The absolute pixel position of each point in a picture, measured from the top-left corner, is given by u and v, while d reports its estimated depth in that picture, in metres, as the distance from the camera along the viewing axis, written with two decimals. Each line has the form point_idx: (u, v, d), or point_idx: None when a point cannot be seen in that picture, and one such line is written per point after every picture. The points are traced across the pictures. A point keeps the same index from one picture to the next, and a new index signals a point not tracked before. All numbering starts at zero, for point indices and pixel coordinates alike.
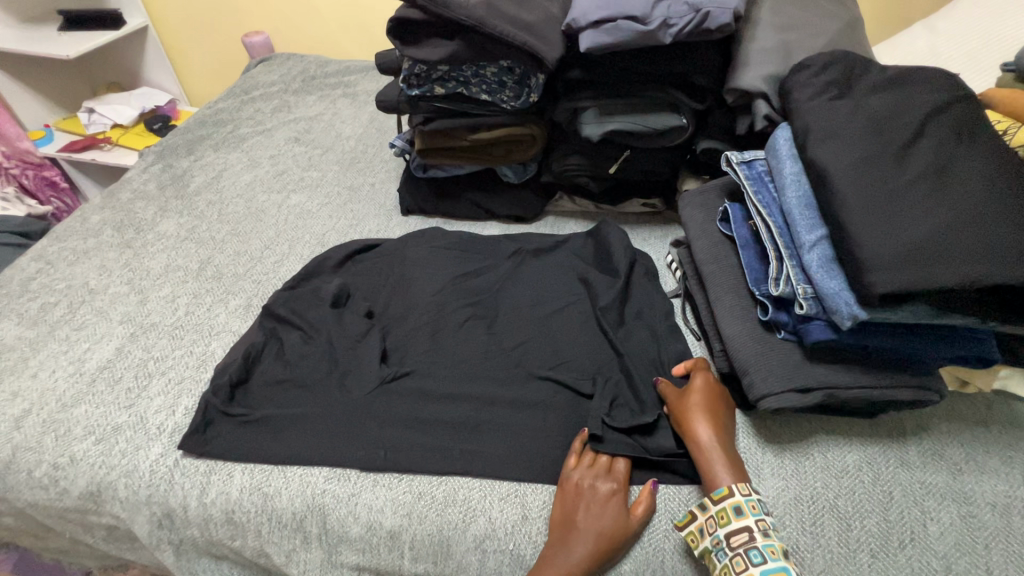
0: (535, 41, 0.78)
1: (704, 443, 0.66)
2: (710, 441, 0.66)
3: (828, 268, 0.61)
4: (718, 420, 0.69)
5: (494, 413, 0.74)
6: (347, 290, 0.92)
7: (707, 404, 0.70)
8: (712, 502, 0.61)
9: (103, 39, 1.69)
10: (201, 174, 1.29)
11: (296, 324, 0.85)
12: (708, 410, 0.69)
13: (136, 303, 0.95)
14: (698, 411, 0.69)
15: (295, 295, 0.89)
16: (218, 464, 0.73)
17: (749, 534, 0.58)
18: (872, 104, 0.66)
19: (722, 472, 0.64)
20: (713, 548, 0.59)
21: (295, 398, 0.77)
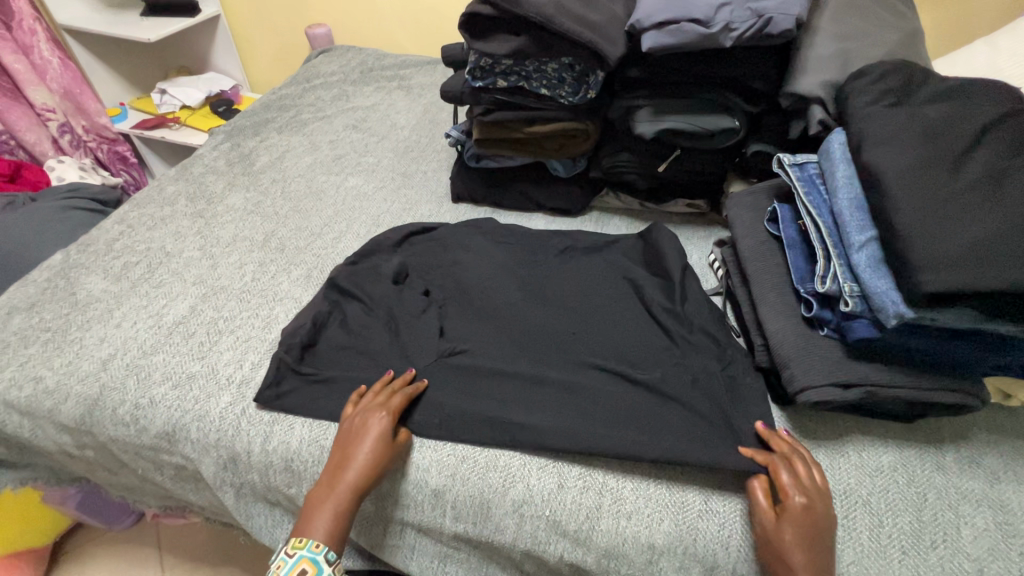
0: (599, 39, 0.82)
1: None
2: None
3: (876, 268, 0.64)
4: (818, 551, 0.59)
5: (537, 390, 0.78)
6: (406, 270, 0.98)
7: (804, 533, 0.60)
8: None
9: (179, 25, 1.81)
10: (266, 154, 1.37)
11: (358, 296, 0.91)
12: (810, 540, 0.59)
13: (207, 267, 1.03)
14: (781, 541, 0.60)
15: (358, 270, 0.95)
16: (282, 416, 0.79)
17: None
18: (930, 113, 0.68)
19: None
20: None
21: (354, 362, 0.82)
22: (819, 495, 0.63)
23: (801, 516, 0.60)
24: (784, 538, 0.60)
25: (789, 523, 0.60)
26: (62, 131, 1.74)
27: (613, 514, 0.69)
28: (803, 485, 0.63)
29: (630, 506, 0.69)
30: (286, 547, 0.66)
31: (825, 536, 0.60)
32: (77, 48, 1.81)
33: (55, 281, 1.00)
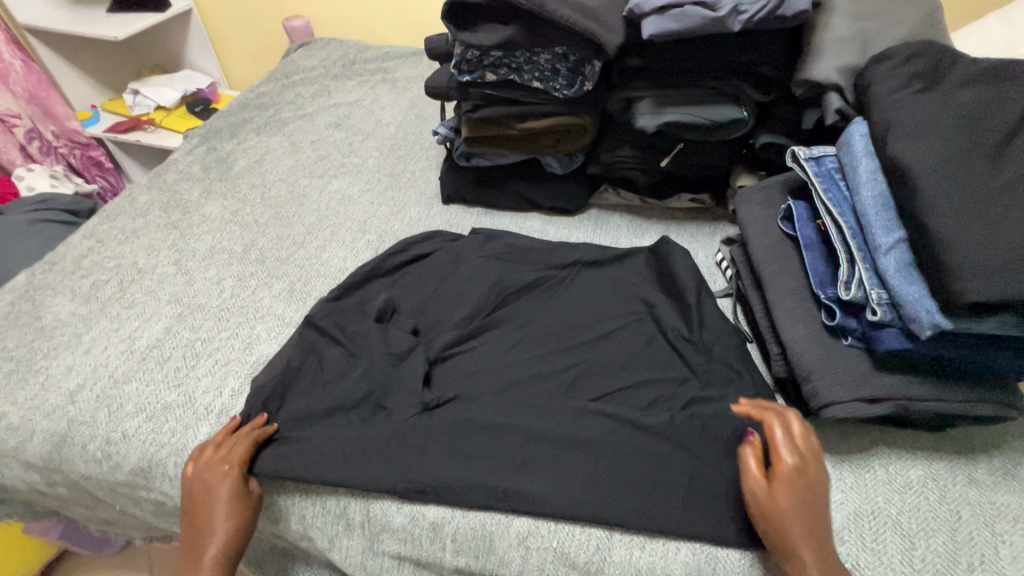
0: (596, 26, 0.75)
1: (803, 562, 0.56)
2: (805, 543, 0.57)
3: (907, 272, 0.58)
4: (813, 515, 0.59)
5: (535, 416, 0.73)
6: (395, 304, 0.89)
7: (805, 502, 0.59)
8: None
9: (148, 21, 1.71)
10: (245, 157, 1.30)
11: (337, 338, 0.83)
12: (810, 516, 0.59)
13: (183, 283, 0.96)
14: (775, 508, 0.59)
15: (338, 311, 0.86)
16: None
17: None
18: (961, 100, 0.62)
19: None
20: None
21: (333, 404, 0.75)
22: (809, 458, 0.63)
23: (796, 481, 0.60)
24: (784, 512, 0.58)
25: (783, 486, 0.60)
26: (30, 137, 1.65)
27: (626, 545, 0.65)
28: (797, 446, 0.64)
29: (643, 537, 0.65)
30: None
31: (821, 509, 0.60)
32: (41, 49, 1.72)
33: (18, 305, 0.93)
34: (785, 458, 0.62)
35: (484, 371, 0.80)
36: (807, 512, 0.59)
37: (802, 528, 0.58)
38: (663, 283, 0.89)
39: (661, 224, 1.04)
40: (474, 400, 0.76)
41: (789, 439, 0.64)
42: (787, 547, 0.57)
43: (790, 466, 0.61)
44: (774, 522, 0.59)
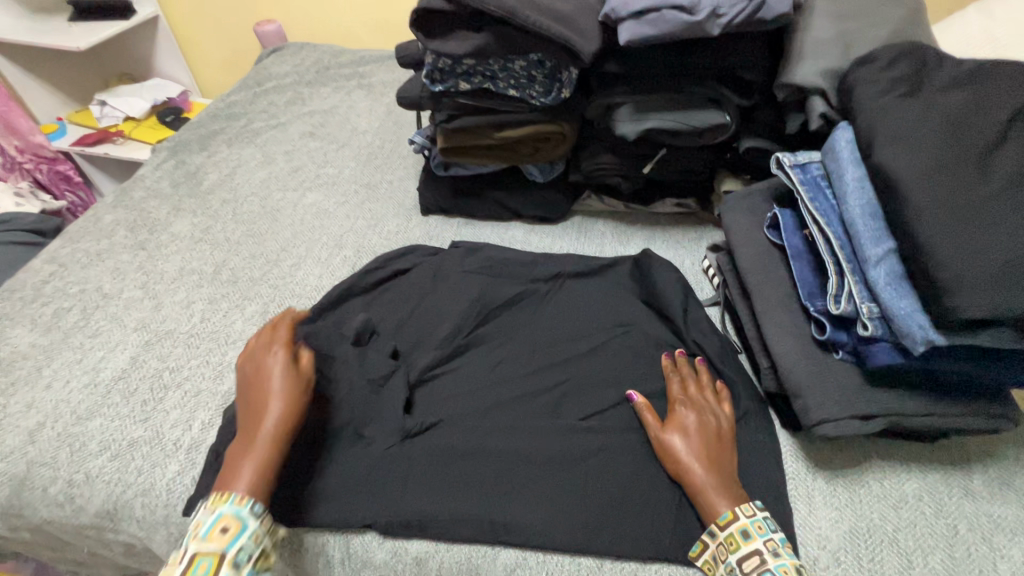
0: (570, 32, 0.72)
1: (698, 478, 0.63)
2: (701, 469, 0.63)
3: (897, 285, 0.56)
4: (706, 444, 0.65)
5: (521, 441, 0.71)
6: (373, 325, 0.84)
7: (693, 427, 0.67)
8: (720, 527, 0.59)
9: (112, 29, 1.65)
10: (215, 170, 1.25)
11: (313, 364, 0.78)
12: (697, 436, 0.66)
13: (150, 309, 0.92)
14: (669, 444, 0.66)
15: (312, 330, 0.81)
16: None
17: (740, 533, 0.58)
18: (948, 104, 0.60)
19: (719, 495, 0.61)
20: (740, 534, 0.58)
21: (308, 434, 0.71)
22: (703, 399, 0.71)
23: (686, 419, 0.68)
24: (675, 441, 0.66)
25: (675, 426, 0.67)
26: None
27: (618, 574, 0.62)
28: (691, 389, 0.72)
29: (635, 563, 0.63)
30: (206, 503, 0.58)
31: (711, 429, 0.67)
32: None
33: None
34: (675, 400, 0.70)
35: (467, 393, 0.77)
36: (703, 444, 0.65)
37: (696, 457, 0.64)
38: (650, 292, 0.86)
39: (646, 231, 1.01)
40: (457, 425, 0.73)
41: (677, 386, 0.72)
42: (683, 470, 0.64)
43: (679, 406, 0.70)
44: (672, 459, 0.65)
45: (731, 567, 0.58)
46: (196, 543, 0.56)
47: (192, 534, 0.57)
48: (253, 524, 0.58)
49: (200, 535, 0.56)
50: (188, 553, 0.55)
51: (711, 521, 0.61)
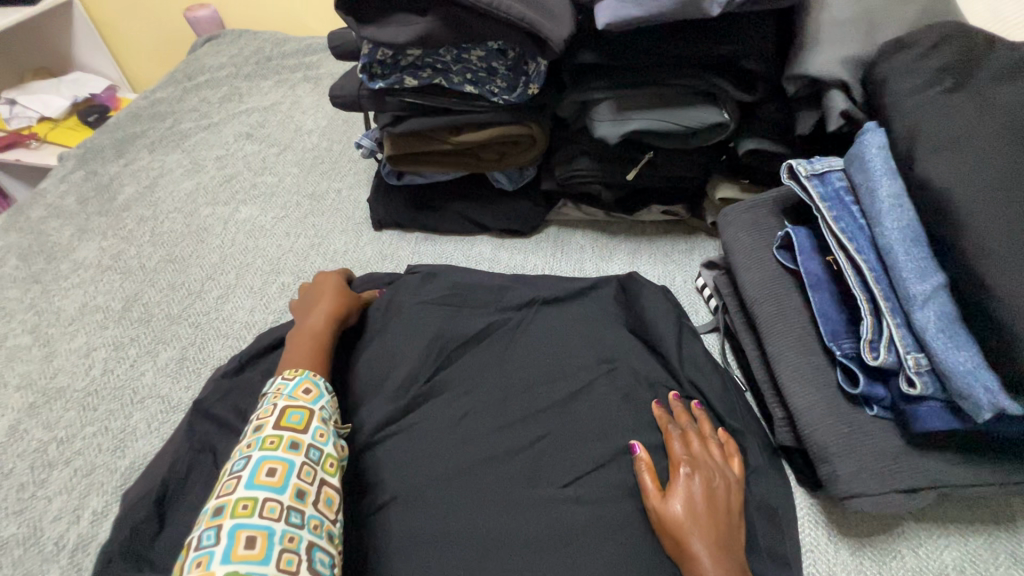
0: (535, 15, 0.58)
1: (703, 567, 0.50)
2: (707, 554, 0.50)
3: (952, 333, 0.45)
4: (713, 520, 0.53)
5: (491, 521, 0.58)
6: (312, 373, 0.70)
7: (700, 498, 0.54)
8: None
9: (15, 17, 1.44)
10: (133, 182, 1.08)
11: (239, 426, 0.64)
12: (704, 510, 0.53)
13: (39, 360, 0.76)
14: (669, 515, 0.54)
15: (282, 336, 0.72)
16: None
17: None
18: (1004, 101, 0.48)
19: None
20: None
21: None
22: (712, 460, 0.58)
23: (691, 484, 0.55)
24: (677, 514, 0.53)
25: (677, 493, 0.55)
26: None
27: None
28: (697, 444, 0.59)
29: None
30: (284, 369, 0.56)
31: (720, 501, 0.54)
32: None
33: None
34: (678, 458, 0.58)
35: (426, 457, 0.63)
36: (710, 519, 0.53)
37: (701, 538, 0.51)
38: (639, 321, 0.74)
39: (631, 243, 0.89)
40: (413, 502, 0.60)
41: (681, 440, 0.60)
42: (685, 552, 0.52)
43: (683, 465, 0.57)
44: (672, 536, 0.53)
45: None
46: (282, 400, 0.53)
47: (275, 395, 0.54)
48: (328, 394, 0.57)
49: (285, 394, 0.54)
50: (278, 406, 0.52)
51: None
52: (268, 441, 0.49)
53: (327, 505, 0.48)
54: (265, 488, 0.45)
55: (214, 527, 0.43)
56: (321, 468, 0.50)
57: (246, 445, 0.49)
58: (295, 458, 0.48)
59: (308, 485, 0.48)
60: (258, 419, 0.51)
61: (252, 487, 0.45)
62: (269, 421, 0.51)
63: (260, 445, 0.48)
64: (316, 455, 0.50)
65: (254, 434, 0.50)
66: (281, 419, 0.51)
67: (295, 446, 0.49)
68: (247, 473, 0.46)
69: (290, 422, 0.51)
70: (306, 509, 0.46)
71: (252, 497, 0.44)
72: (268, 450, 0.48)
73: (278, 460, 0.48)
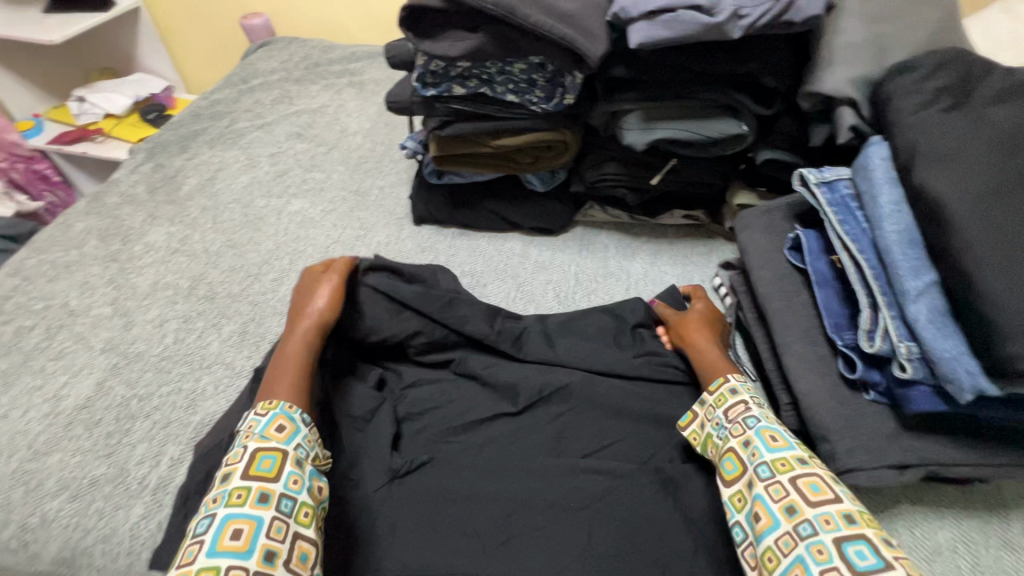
0: (576, 33, 0.65)
1: (704, 355, 0.68)
2: (707, 344, 0.70)
3: (941, 325, 0.50)
4: (715, 334, 0.72)
5: (519, 484, 0.64)
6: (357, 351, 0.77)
7: (706, 323, 0.73)
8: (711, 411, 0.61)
9: (91, 21, 1.57)
10: (195, 175, 1.18)
11: None
12: (711, 330, 0.73)
13: (120, 327, 0.86)
14: (684, 325, 0.74)
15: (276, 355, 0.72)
16: None
17: (753, 513, 0.50)
18: (996, 121, 0.54)
19: (718, 367, 0.66)
20: (714, 430, 0.59)
21: None
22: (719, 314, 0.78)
23: (705, 314, 0.75)
24: (691, 324, 0.73)
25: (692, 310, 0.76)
26: None
27: None
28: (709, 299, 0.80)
29: None
30: (257, 407, 0.57)
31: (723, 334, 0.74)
32: None
33: None
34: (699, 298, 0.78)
35: (462, 426, 0.70)
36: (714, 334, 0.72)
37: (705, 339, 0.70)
38: (659, 314, 0.80)
39: (652, 244, 0.95)
40: (451, 464, 0.67)
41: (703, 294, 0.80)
42: (692, 346, 0.71)
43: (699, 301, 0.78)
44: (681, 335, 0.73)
45: (774, 494, 0.49)
46: (253, 441, 0.54)
47: (247, 435, 0.55)
48: (305, 428, 0.58)
49: (256, 434, 0.55)
50: (249, 450, 0.53)
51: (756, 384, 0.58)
52: (235, 494, 0.50)
53: (300, 561, 0.49)
54: (231, 553, 0.46)
55: None
56: (294, 520, 0.51)
57: (213, 500, 0.50)
58: (265, 512, 0.49)
59: (278, 544, 0.48)
60: (228, 465, 0.53)
61: (214, 555, 0.46)
62: (237, 469, 0.52)
63: (226, 500, 0.50)
64: (288, 506, 0.51)
65: (221, 486, 0.51)
66: (250, 467, 0.52)
67: (264, 499, 0.50)
68: (211, 538, 0.47)
69: (260, 469, 0.52)
70: (276, 572, 0.47)
71: (214, 566, 0.45)
72: (235, 507, 0.49)
73: (245, 518, 0.49)
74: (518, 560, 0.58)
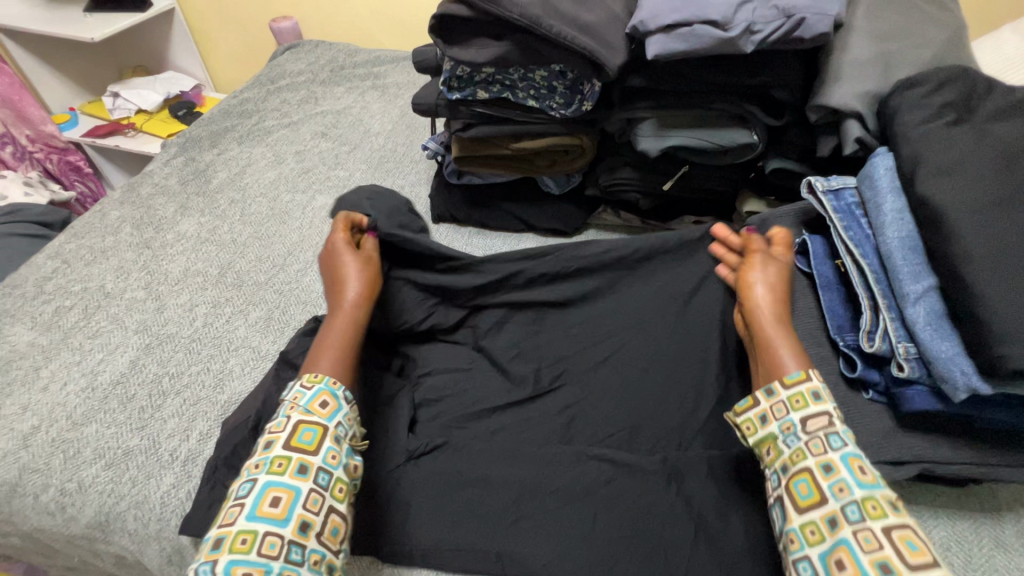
0: (596, 44, 0.69)
1: (771, 328, 0.60)
2: (773, 310, 0.61)
3: (938, 327, 0.53)
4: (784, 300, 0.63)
5: (530, 470, 0.67)
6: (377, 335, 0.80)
7: (774, 282, 0.64)
8: (784, 387, 0.54)
9: (128, 21, 1.64)
10: (225, 169, 1.23)
11: None
12: (780, 292, 0.63)
13: (153, 310, 0.90)
14: (747, 280, 0.65)
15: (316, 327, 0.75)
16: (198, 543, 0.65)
17: (832, 556, 0.44)
18: (996, 136, 0.57)
19: (786, 346, 0.58)
20: (782, 434, 0.52)
21: None
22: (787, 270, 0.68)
23: (773, 270, 0.65)
24: (755, 280, 0.64)
25: (762, 268, 0.65)
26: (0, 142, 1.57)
27: None
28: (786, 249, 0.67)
29: None
30: (304, 379, 0.58)
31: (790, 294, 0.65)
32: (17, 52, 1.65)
33: None
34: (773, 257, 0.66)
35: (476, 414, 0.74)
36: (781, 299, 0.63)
37: (771, 302, 0.62)
38: None
39: None
40: (464, 449, 0.70)
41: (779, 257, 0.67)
42: (755, 309, 0.62)
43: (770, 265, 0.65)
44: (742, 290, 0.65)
45: (868, 548, 0.43)
46: (297, 413, 0.56)
47: (292, 405, 0.56)
48: (347, 406, 0.59)
49: (301, 407, 0.56)
50: (292, 420, 0.55)
51: (776, 379, 0.56)
52: (277, 463, 0.52)
53: (331, 535, 0.52)
54: (269, 520, 0.49)
55: (213, 560, 0.47)
56: (329, 495, 0.53)
57: (255, 464, 0.53)
58: (302, 485, 0.52)
59: (313, 516, 0.51)
60: (272, 433, 0.55)
61: (253, 519, 0.49)
62: (281, 438, 0.54)
63: (268, 468, 0.52)
64: (325, 480, 0.53)
65: (264, 453, 0.53)
66: (292, 437, 0.54)
67: (302, 472, 0.52)
68: (251, 503, 0.50)
69: (301, 442, 0.54)
70: (308, 543, 0.50)
71: (252, 532, 0.48)
72: (275, 476, 0.51)
73: (284, 487, 0.51)
74: (527, 539, 0.61)
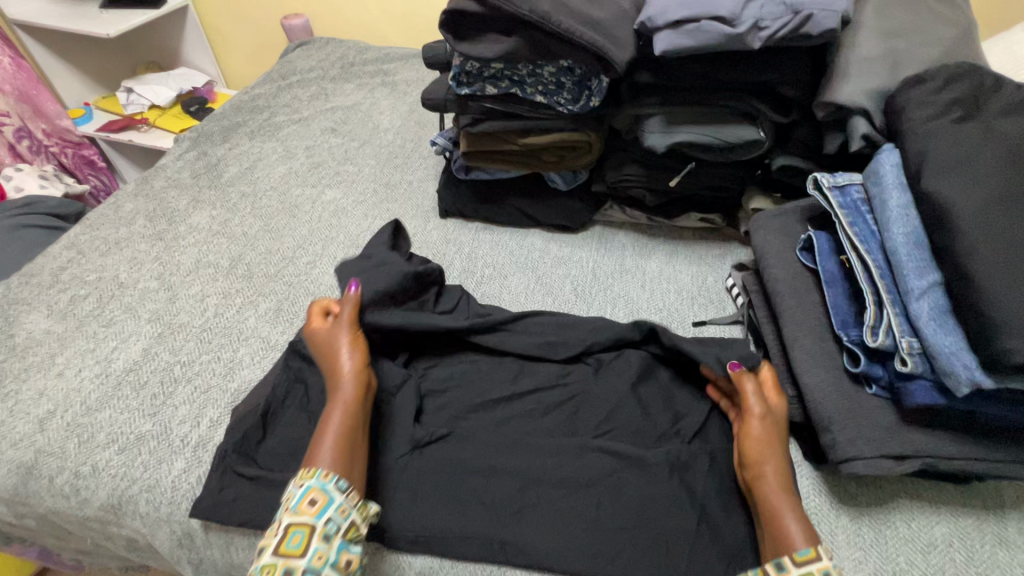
0: (605, 40, 0.69)
1: (775, 492, 0.58)
2: (778, 479, 0.59)
3: (942, 322, 0.53)
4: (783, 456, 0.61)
5: (534, 459, 0.68)
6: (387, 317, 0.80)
7: (768, 436, 0.62)
8: (795, 563, 0.52)
9: (143, 17, 1.66)
10: (236, 163, 1.25)
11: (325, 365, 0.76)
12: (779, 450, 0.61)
13: (165, 300, 0.92)
14: (747, 437, 0.62)
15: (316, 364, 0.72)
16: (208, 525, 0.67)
17: None
18: (1003, 133, 0.57)
19: (790, 509, 0.56)
20: None
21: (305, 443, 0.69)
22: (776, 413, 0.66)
23: (768, 424, 0.63)
24: (755, 437, 0.62)
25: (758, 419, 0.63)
26: (18, 136, 1.54)
27: None
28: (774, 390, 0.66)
29: None
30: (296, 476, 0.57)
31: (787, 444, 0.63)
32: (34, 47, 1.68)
33: None
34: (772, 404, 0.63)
35: (481, 405, 0.75)
36: (778, 454, 0.61)
37: (770, 463, 0.60)
38: None
39: (668, 245, 0.98)
40: (469, 439, 0.71)
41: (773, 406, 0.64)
42: (757, 471, 0.60)
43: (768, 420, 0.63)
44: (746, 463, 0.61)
45: None
46: (287, 516, 0.55)
47: (285, 505, 0.56)
48: (340, 497, 0.57)
49: (291, 507, 0.56)
50: (282, 524, 0.55)
51: (784, 552, 0.53)
52: (266, 569, 0.53)
53: None
54: None
55: None
56: None
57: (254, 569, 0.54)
58: None
59: None
60: (268, 536, 0.55)
61: None
62: (271, 544, 0.54)
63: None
64: None
65: (258, 558, 0.54)
66: (281, 543, 0.54)
67: None
68: None
69: (288, 546, 0.53)
70: None
71: None
72: None
73: None
74: (531, 527, 0.62)
